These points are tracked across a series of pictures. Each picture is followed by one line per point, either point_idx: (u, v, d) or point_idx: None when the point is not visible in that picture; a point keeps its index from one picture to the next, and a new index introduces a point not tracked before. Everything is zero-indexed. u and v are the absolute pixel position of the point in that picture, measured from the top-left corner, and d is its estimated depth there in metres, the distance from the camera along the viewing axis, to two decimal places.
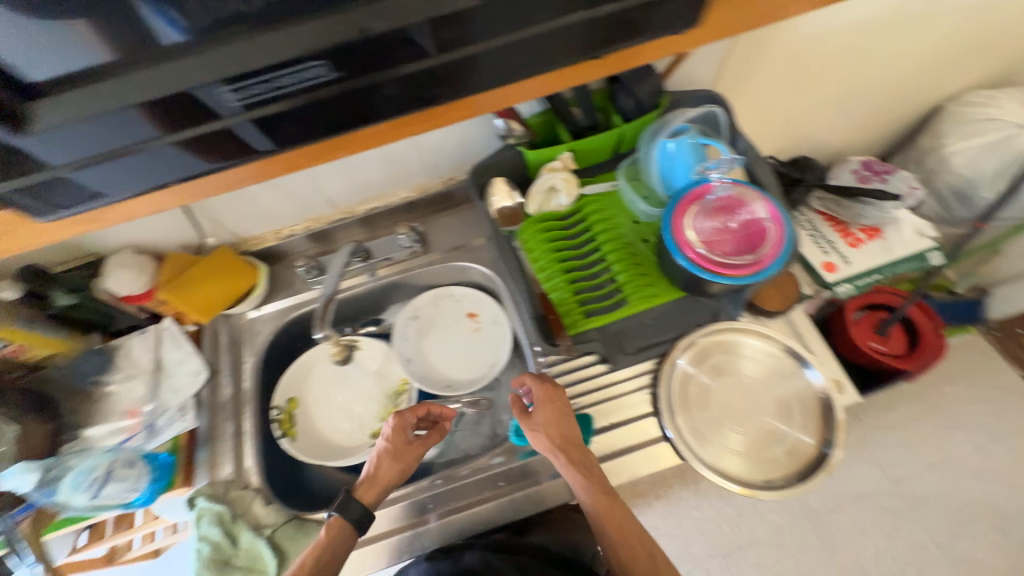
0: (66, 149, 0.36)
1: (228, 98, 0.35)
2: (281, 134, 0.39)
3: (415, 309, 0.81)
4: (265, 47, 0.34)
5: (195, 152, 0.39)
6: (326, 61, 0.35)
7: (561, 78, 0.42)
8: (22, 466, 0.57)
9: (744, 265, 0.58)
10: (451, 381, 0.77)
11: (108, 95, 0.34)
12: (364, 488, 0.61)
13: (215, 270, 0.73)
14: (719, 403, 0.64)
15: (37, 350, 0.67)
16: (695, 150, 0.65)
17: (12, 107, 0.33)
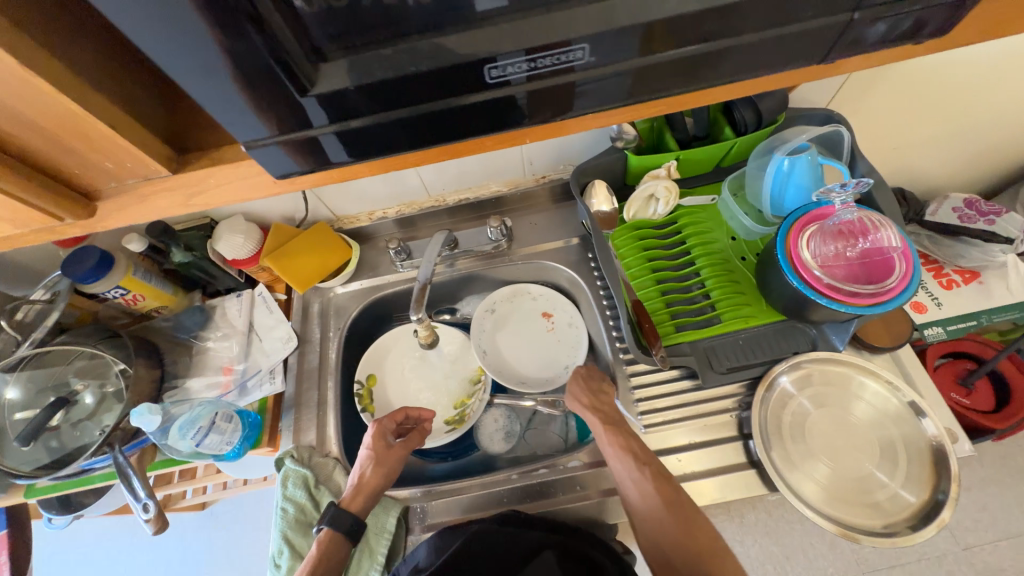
0: (275, 117, 0.30)
1: (488, 75, 0.30)
2: (369, 145, 0.34)
3: (492, 302, 0.81)
4: (535, 27, 0.28)
5: (366, 139, 0.33)
6: (589, 44, 0.29)
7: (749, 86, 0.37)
8: (147, 408, 0.57)
9: (864, 294, 0.55)
10: (523, 379, 0.77)
11: (358, 68, 0.29)
12: (351, 496, 0.60)
13: (313, 243, 0.77)
14: (817, 434, 0.61)
15: (150, 302, 0.73)
16: (814, 171, 0.63)
17: (289, 71, 0.28)
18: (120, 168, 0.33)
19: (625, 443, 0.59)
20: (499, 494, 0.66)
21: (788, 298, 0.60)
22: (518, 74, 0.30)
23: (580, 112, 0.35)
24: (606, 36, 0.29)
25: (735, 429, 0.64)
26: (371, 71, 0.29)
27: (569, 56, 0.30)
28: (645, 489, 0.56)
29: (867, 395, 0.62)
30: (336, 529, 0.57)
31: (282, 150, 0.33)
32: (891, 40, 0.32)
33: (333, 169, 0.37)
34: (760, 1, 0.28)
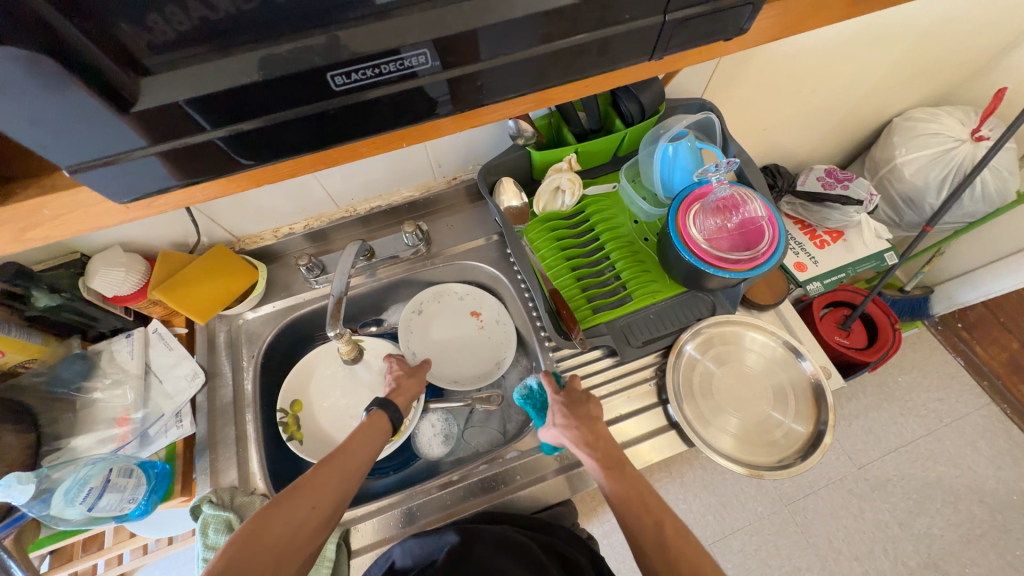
0: (109, 137, 0.27)
1: (335, 83, 0.29)
2: (212, 163, 0.32)
3: (418, 302, 0.80)
4: (365, 36, 0.28)
5: (256, 145, 0.31)
6: (429, 49, 0.30)
7: (599, 82, 0.40)
8: (16, 476, 0.50)
9: (743, 260, 0.62)
10: (456, 378, 0.78)
11: (186, 85, 0.27)
12: (394, 393, 0.64)
13: (212, 269, 0.71)
14: (722, 389, 0.68)
15: (11, 355, 0.62)
16: (694, 154, 0.70)
17: (116, 87, 0.26)
18: None
19: (628, 490, 0.54)
20: (443, 498, 0.66)
21: (684, 271, 0.66)
22: (366, 80, 0.30)
23: (437, 117, 0.35)
24: (444, 42, 0.30)
25: (655, 396, 0.69)
26: (210, 84, 0.27)
27: (410, 62, 0.30)
28: (653, 544, 0.50)
29: (758, 347, 0.70)
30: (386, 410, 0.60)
31: (171, 160, 0.30)
32: (722, 35, 0.36)
33: (244, 173, 0.35)
34: (581, 5, 0.31)
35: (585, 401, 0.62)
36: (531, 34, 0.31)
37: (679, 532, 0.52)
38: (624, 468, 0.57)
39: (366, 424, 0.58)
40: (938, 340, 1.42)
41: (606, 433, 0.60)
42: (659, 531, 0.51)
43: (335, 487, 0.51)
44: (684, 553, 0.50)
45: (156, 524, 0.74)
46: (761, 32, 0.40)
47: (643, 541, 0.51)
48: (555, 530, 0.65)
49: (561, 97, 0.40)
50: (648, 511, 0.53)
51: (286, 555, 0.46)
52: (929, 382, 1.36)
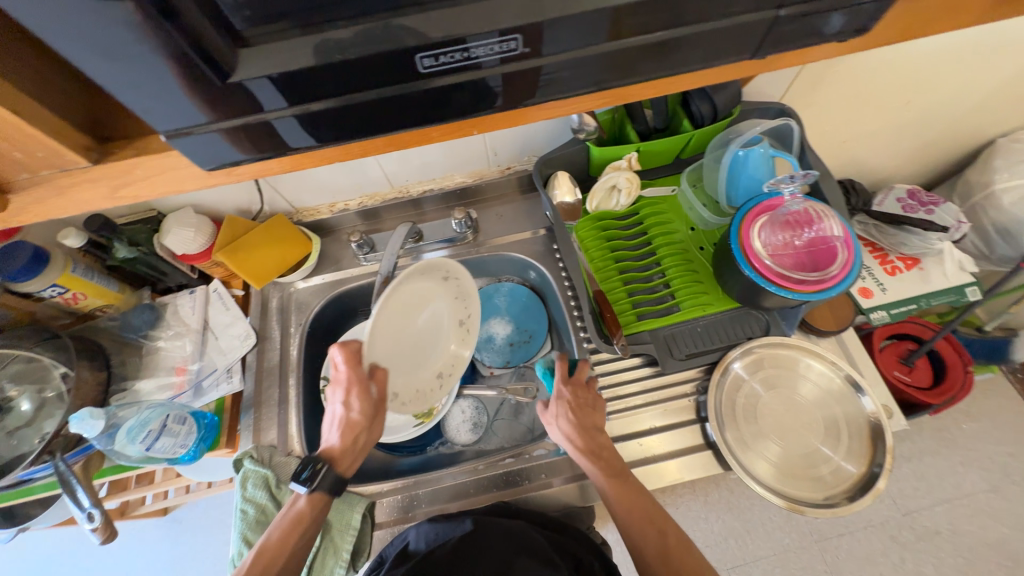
0: (203, 109, 0.29)
1: (421, 64, 0.29)
2: (292, 137, 0.32)
3: (411, 273, 0.56)
4: (455, 19, 0.28)
5: (334, 122, 0.32)
6: (520, 36, 0.29)
7: (684, 82, 0.38)
8: (90, 411, 0.54)
9: (809, 281, 0.58)
10: (397, 396, 0.60)
11: (280, 59, 0.27)
12: (342, 456, 0.58)
13: (271, 237, 0.74)
14: (768, 415, 0.64)
15: (92, 300, 0.69)
16: (766, 164, 0.66)
17: (219, 56, 0.26)
18: (32, 158, 0.30)
19: (627, 501, 0.54)
20: (466, 486, 0.66)
21: (742, 286, 0.62)
22: (453, 64, 0.29)
23: (500, 110, 0.34)
24: (537, 27, 0.29)
25: (693, 413, 0.66)
26: (303, 60, 0.28)
27: (502, 46, 0.29)
28: (655, 559, 0.51)
29: (813, 376, 0.65)
30: (327, 484, 0.55)
31: (254, 134, 0.31)
32: (828, 37, 0.33)
33: (314, 152, 0.36)
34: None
35: (585, 399, 0.60)
36: (625, 23, 0.29)
37: (679, 542, 0.52)
38: (627, 479, 0.55)
39: (308, 504, 0.55)
40: (1015, 390, 1.28)
41: (604, 440, 0.58)
42: (661, 541, 0.52)
43: None
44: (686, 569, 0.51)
45: (200, 468, 0.79)
46: (879, 34, 0.36)
47: (645, 550, 0.52)
48: (571, 532, 0.62)
49: (640, 93, 0.38)
50: (652, 522, 0.53)
51: None
52: (998, 433, 1.23)
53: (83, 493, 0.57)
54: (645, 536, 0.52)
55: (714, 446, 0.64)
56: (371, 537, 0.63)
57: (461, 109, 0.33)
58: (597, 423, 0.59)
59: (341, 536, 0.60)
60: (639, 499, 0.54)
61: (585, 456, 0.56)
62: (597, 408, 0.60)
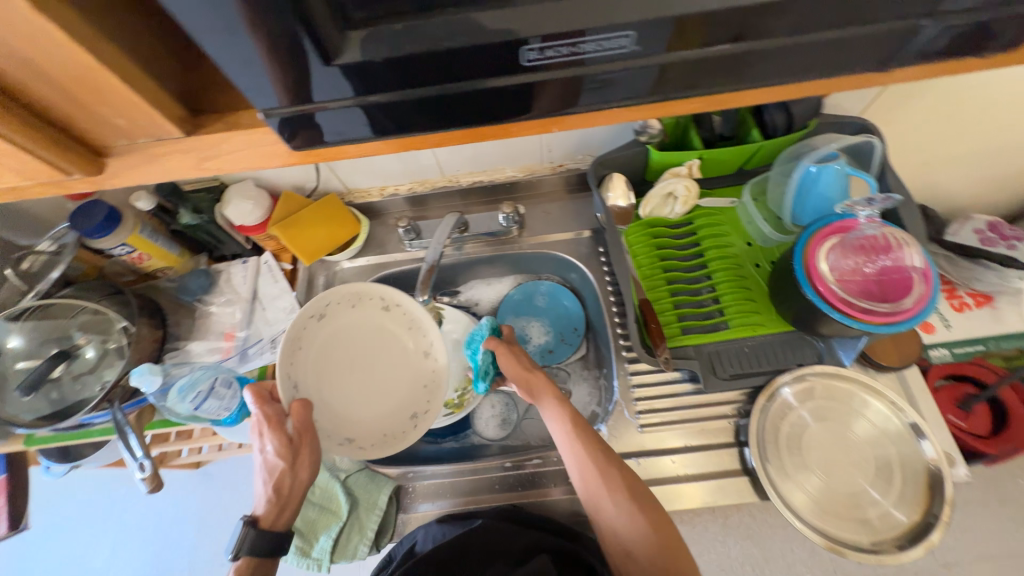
0: (306, 89, 0.29)
1: (528, 57, 0.29)
2: (377, 122, 0.33)
3: (323, 305, 0.60)
4: (567, 12, 0.27)
5: (423, 112, 0.32)
6: (635, 33, 0.28)
7: (778, 91, 0.35)
8: (149, 367, 0.57)
9: (878, 312, 0.54)
10: (351, 438, 0.58)
11: (388, 42, 0.27)
12: (270, 509, 0.52)
13: (323, 216, 0.76)
14: (814, 447, 0.61)
15: (155, 262, 0.72)
16: (840, 182, 0.61)
17: (329, 37, 0.27)
18: (132, 125, 0.31)
19: (572, 430, 0.57)
20: (491, 481, 0.66)
21: (801, 309, 0.59)
22: (558, 58, 0.29)
23: (531, 116, 0.34)
24: (648, 25, 0.28)
25: (732, 436, 0.63)
26: (409, 45, 0.28)
27: (614, 43, 0.29)
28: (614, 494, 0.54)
29: (869, 413, 0.61)
30: (253, 553, 0.50)
31: (339, 117, 0.32)
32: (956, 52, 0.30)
33: (388, 141, 0.36)
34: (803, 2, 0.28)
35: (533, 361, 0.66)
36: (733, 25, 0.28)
37: (621, 469, 0.55)
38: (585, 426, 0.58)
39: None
40: None
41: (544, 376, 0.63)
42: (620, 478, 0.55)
43: None
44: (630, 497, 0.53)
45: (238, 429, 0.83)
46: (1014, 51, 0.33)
47: (588, 474, 0.55)
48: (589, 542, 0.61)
49: (728, 100, 0.36)
50: (612, 463, 0.55)
51: None
52: None
53: (136, 442, 0.61)
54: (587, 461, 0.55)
55: (752, 473, 0.61)
56: (396, 518, 0.63)
57: (545, 105, 0.33)
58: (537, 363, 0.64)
59: (368, 514, 0.62)
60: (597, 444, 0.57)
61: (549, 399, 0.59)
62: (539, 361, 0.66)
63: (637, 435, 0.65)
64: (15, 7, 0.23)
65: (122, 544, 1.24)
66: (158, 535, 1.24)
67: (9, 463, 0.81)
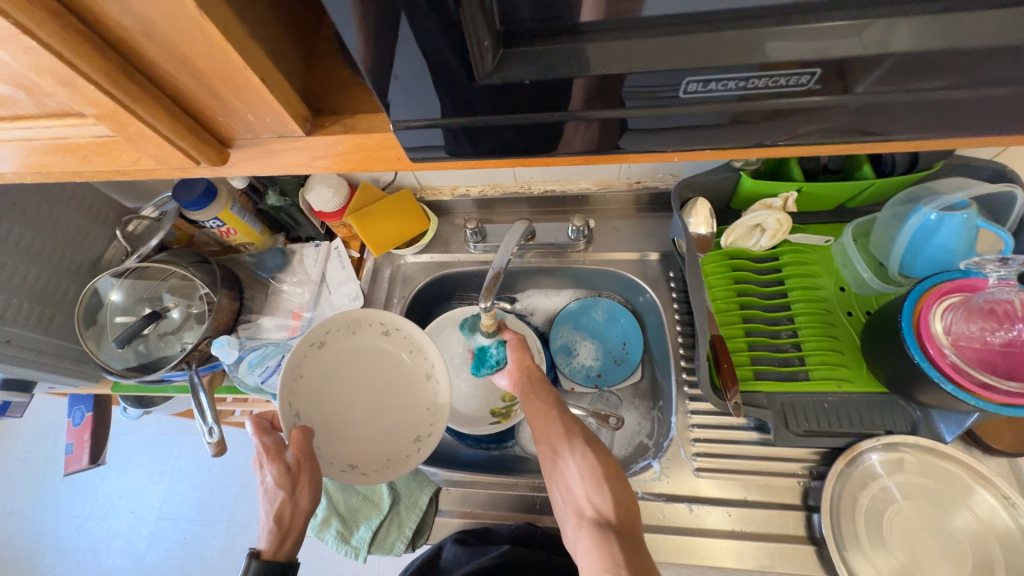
0: (445, 103, 0.30)
1: (691, 88, 0.29)
2: (496, 139, 0.33)
3: (323, 331, 0.56)
4: (730, 44, 0.27)
5: (547, 135, 0.33)
6: (819, 71, 0.28)
7: (925, 137, 0.32)
8: (228, 338, 0.61)
9: (999, 390, 0.47)
10: (354, 464, 0.54)
11: (551, 58, 0.28)
12: (274, 541, 0.51)
13: (395, 210, 0.77)
14: (899, 527, 0.54)
15: (240, 237, 0.77)
16: (967, 235, 0.54)
17: (488, 53, 0.28)
18: (259, 121, 0.33)
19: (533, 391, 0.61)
20: (530, 499, 0.64)
21: (899, 370, 0.53)
22: (722, 91, 0.29)
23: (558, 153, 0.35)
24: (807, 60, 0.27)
25: (799, 498, 0.58)
26: (558, 68, 0.28)
27: (793, 80, 0.28)
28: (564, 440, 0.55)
29: (971, 501, 0.53)
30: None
31: (453, 134, 0.32)
32: None
33: (488, 156, 0.35)
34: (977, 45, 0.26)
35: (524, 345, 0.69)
36: None
37: (578, 424, 0.56)
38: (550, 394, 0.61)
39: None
40: None
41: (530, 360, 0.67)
42: (569, 428, 0.56)
43: None
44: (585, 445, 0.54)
45: None
46: None
47: (547, 423, 0.57)
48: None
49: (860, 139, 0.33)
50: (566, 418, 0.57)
51: None
52: None
53: (207, 404, 0.64)
54: (547, 418, 0.57)
55: (819, 543, 0.55)
56: (433, 520, 0.64)
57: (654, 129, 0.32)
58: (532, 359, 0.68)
59: (407, 511, 0.63)
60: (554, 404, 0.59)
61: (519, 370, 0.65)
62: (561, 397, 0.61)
63: (691, 478, 0.61)
64: (185, 8, 0.24)
65: (174, 485, 1.35)
66: (206, 482, 1.34)
67: (95, 402, 0.89)
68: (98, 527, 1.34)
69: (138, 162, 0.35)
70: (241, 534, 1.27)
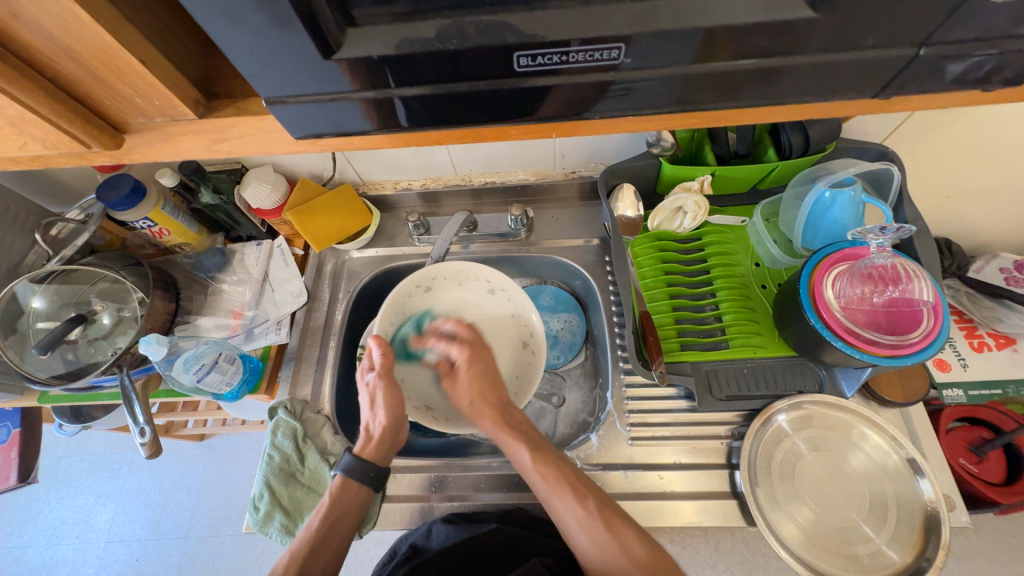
0: (416, 73, 0.30)
1: (521, 63, 0.29)
2: (455, 110, 0.33)
3: (429, 278, 0.71)
4: (548, 20, 0.28)
5: (461, 107, 0.33)
6: (625, 45, 0.28)
7: (771, 113, 0.36)
8: (156, 336, 0.59)
9: (883, 343, 0.52)
10: (428, 405, 0.66)
11: (389, 37, 0.28)
12: (363, 444, 0.58)
13: (336, 205, 0.77)
14: (808, 477, 0.59)
15: (174, 237, 0.75)
16: (854, 209, 0.60)
17: (328, 29, 0.27)
18: (149, 105, 0.33)
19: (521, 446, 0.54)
20: (478, 479, 0.67)
21: (803, 333, 0.57)
22: (548, 66, 0.30)
23: (559, 118, 0.34)
24: (648, 39, 0.28)
25: (723, 458, 0.62)
26: (400, 44, 0.28)
27: (602, 54, 0.29)
28: (583, 520, 0.49)
29: (867, 447, 0.59)
30: (352, 477, 0.55)
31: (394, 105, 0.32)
32: (944, 83, 0.31)
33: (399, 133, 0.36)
34: (812, 22, 0.27)
35: (474, 357, 0.61)
36: (722, 46, 0.29)
37: (588, 485, 0.52)
38: (547, 452, 0.54)
39: (335, 495, 0.55)
40: None
41: (502, 391, 0.59)
42: (586, 510, 0.49)
43: (325, 548, 0.52)
44: (599, 514, 0.49)
45: (236, 407, 0.77)
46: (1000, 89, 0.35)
47: (553, 491, 0.51)
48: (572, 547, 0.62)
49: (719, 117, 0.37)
50: (581, 498, 0.50)
51: (314, 553, 0.51)
52: None
53: (138, 408, 0.62)
54: (559, 480, 0.51)
55: (741, 497, 0.60)
56: (380, 508, 0.65)
57: None
58: (500, 381, 0.60)
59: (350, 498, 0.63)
60: (565, 472, 0.52)
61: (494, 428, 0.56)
62: (491, 374, 0.60)
63: (626, 447, 0.65)
64: None
65: (123, 506, 1.29)
66: (159, 500, 1.29)
67: (23, 419, 0.85)
68: (37, 556, 1.26)
69: (25, 147, 0.35)
70: (195, 551, 1.21)
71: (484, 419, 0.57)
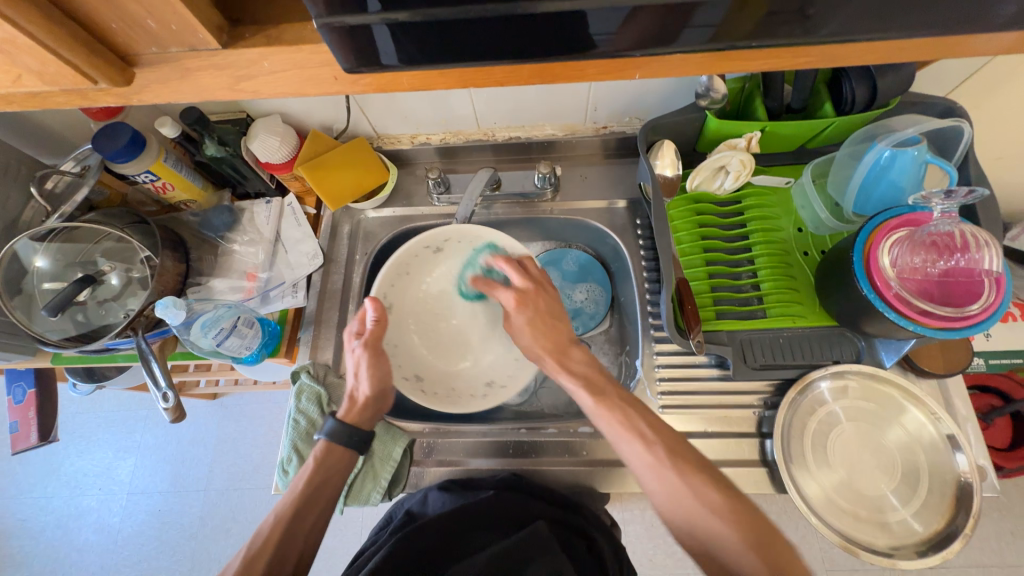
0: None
1: None
2: (521, 41, 0.30)
3: (439, 240, 0.70)
4: None
5: (517, 34, 0.29)
6: None
7: (853, 53, 0.32)
8: (172, 300, 0.57)
9: (942, 316, 0.49)
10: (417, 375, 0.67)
11: None
12: (348, 408, 0.58)
13: (350, 159, 0.72)
14: (841, 447, 0.59)
15: (179, 193, 0.71)
16: (915, 171, 0.56)
17: None
18: (163, 30, 0.30)
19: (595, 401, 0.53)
20: (504, 444, 0.66)
21: (851, 302, 0.55)
22: None
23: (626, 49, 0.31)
24: None
25: (754, 426, 0.62)
26: None
27: None
28: (647, 469, 0.48)
29: (904, 420, 0.59)
30: (335, 441, 0.55)
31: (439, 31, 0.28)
32: None
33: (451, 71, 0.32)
34: None
35: (535, 291, 0.60)
36: None
37: (659, 429, 0.50)
38: (613, 396, 0.53)
39: (319, 459, 0.55)
40: None
41: (561, 330, 0.58)
42: (656, 449, 0.49)
43: (308, 511, 0.52)
44: (670, 462, 0.47)
45: (253, 370, 0.76)
46: None
47: (625, 441, 0.50)
48: (590, 514, 0.61)
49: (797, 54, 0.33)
50: (643, 438, 0.49)
51: (297, 514, 0.51)
52: None
53: (158, 370, 0.61)
54: (628, 416, 0.51)
55: (770, 465, 0.60)
56: (408, 471, 0.65)
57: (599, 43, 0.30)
58: (559, 320, 0.59)
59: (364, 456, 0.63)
60: (632, 416, 0.51)
61: (567, 374, 0.55)
62: (555, 309, 0.59)
63: (655, 416, 0.64)
64: None
65: (142, 460, 1.32)
66: (177, 455, 1.31)
67: (37, 378, 0.84)
68: (63, 505, 1.30)
69: (20, 80, 0.31)
70: (214, 504, 1.25)
71: (544, 359, 0.57)
